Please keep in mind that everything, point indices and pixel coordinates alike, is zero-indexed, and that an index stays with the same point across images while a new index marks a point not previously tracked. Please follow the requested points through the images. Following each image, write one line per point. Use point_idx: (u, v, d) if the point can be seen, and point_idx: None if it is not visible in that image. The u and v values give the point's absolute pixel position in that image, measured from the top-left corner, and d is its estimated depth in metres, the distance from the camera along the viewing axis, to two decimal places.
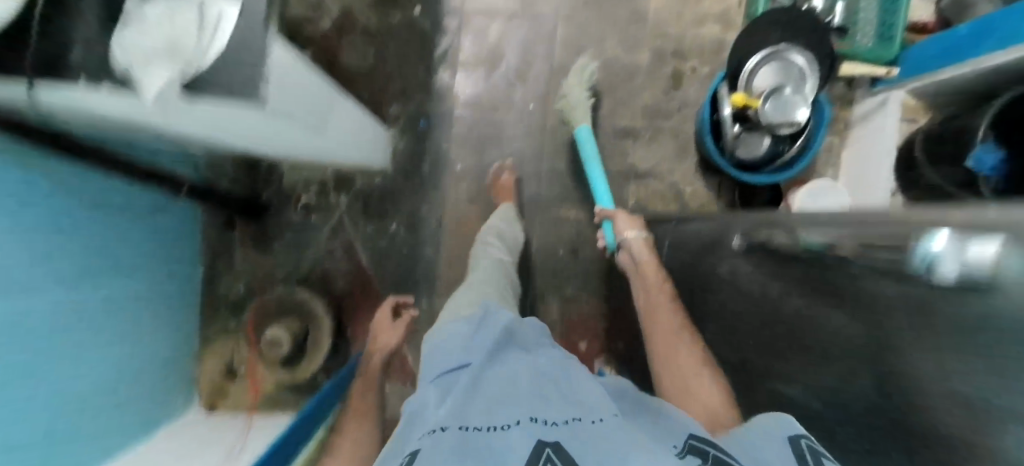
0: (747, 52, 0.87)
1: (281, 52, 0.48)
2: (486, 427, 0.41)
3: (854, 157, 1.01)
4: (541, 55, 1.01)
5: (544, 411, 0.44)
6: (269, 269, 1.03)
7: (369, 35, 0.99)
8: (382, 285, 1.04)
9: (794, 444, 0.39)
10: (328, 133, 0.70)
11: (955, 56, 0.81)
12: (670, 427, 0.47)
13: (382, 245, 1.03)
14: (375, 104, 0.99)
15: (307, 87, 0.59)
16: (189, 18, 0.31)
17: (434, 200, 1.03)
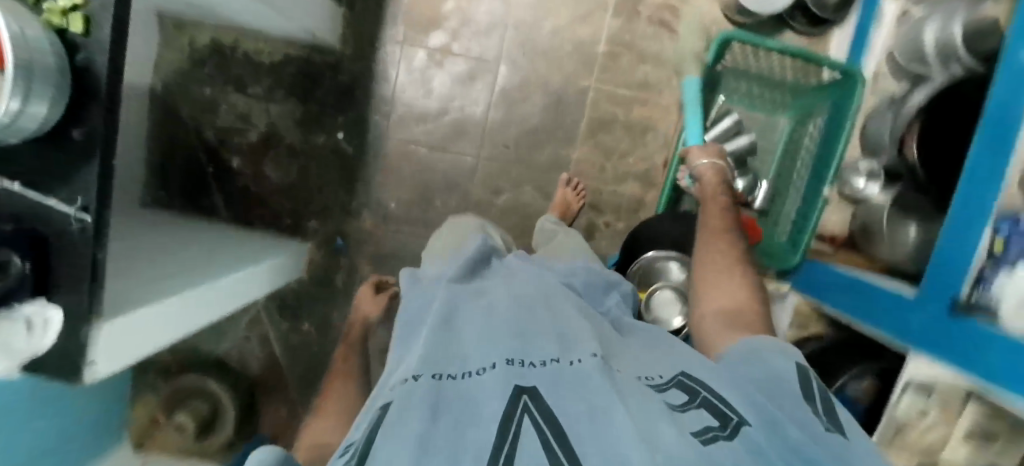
0: (640, 244, 0.88)
1: (125, 322, 0.56)
2: (460, 376, 0.37)
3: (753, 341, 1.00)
4: (459, 189, 1.03)
5: (525, 346, 0.39)
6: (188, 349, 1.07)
7: (292, 154, 1.02)
8: (290, 379, 1.08)
9: (799, 369, 0.42)
10: (230, 305, 0.79)
11: (842, 299, 0.79)
12: (664, 363, 0.45)
13: (293, 343, 1.07)
14: (295, 217, 1.04)
15: (196, 299, 0.69)
16: (16, 334, 0.46)
17: (345, 310, 1.05)
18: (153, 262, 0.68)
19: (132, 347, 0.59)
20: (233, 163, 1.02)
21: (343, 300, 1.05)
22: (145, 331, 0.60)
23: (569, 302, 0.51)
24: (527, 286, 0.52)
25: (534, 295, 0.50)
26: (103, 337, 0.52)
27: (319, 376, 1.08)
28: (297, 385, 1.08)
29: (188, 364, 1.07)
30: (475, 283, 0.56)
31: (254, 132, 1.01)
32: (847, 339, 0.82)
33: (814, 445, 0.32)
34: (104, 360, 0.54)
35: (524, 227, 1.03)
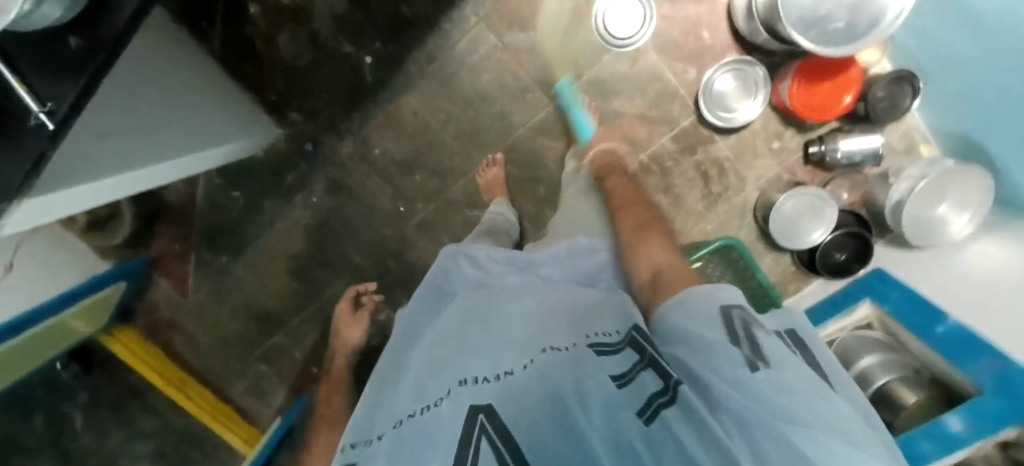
0: None
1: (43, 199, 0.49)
2: (418, 410, 0.37)
3: None
4: (443, 176, 1.01)
5: (476, 364, 0.39)
6: None
7: (314, 41, 0.94)
8: (198, 224, 1.09)
9: (727, 315, 0.37)
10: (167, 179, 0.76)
11: None
12: (608, 318, 0.44)
13: (218, 198, 1.07)
14: (282, 98, 0.98)
15: (138, 173, 0.65)
16: None
17: (281, 203, 1.06)
18: (119, 111, 0.64)
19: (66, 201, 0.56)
20: (251, 10, 0.93)
21: (284, 196, 1.05)
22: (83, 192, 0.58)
23: (521, 294, 0.50)
24: (479, 295, 0.53)
25: (485, 307, 0.49)
26: (34, 209, 0.50)
27: (225, 238, 1.10)
28: (202, 233, 1.10)
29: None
30: (442, 309, 0.56)
31: None
32: None
33: (764, 398, 0.28)
34: (27, 217, 0.52)
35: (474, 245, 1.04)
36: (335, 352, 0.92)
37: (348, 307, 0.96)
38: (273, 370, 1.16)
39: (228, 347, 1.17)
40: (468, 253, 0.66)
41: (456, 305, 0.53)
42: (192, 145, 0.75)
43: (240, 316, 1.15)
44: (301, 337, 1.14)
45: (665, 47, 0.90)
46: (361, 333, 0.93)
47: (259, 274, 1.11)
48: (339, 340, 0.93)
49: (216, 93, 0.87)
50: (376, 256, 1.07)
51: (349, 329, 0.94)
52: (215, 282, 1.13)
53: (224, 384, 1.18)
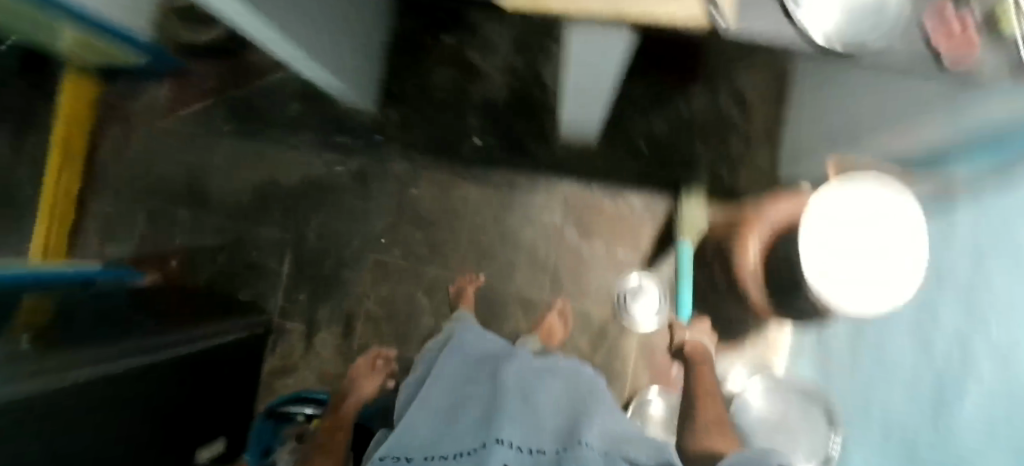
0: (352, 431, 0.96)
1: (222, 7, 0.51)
2: (449, 455, 0.53)
3: None
4: (430, 252, 1.08)
5: (517, 431, 0.53)
6: None
7: (462, 95, 1.06)
8: (247, 88, 1.10)
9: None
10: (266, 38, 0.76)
11: None
12: (635, 438, 0.55)
13: (280, 91, 1.09)
14: (401, 97, 1.08)
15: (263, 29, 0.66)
16: None
17: (315, 144, 1.10)
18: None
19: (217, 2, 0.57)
20: (447, 38, 1.05)
21: (321, 145, 1.10)
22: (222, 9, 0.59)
23: (550, 388, 0.63)
24: (516, 368, 0.65)
25: (517, 382, 0.61)
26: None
27: (250, 116, 1.11)
28: (240, 94, 1.11)
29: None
30: (469, 376, 0.68)
31: (481, 62, 1.04)
32: None
33: None
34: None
35: (394, 316, 1.07)
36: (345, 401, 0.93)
37: (367, 365, 1.01)
38: (155, 225, 1.12)
39: (150, 176, 1.13)
40: (465, 335, 0.79)
41: (476, 380, 0.67)
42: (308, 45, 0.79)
43: (187, 170, 1.12)
44: (204, 230, 1.11)
45: (644, 341, 1.04)
46: (376, 386, 0.97)
47: (240, 161, 1.12)
48: (358, 389, 0.95)
49: (353, 48, 0.93)
50: (328, 245, 1.09)
51: (360, 383, 0.97)
52: (205, 129, 1.13)
53: (107, 194, 1.12)
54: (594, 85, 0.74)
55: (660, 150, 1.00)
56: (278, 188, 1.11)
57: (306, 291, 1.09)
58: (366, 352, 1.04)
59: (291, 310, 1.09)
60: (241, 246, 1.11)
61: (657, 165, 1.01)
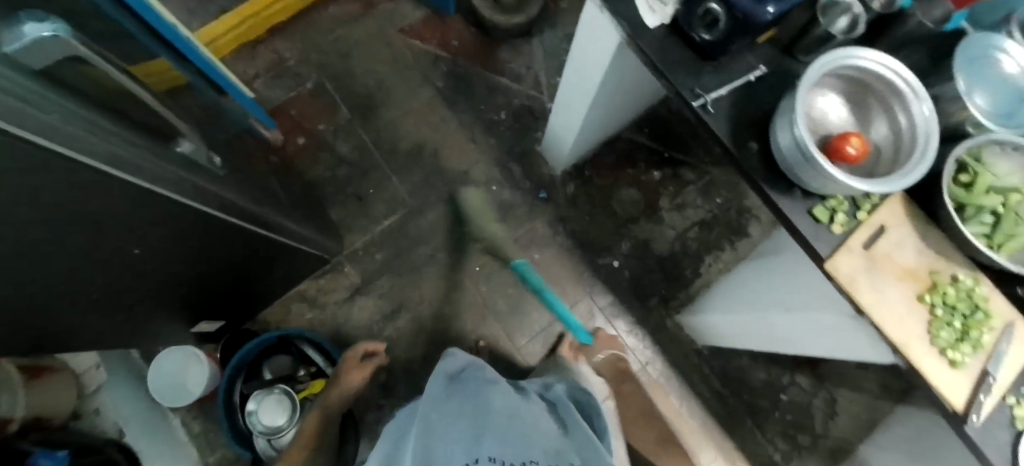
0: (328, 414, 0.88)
1: (628, 37, 0.61)
2: None
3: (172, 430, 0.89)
4: (509, 312, 1.06)
5: (504, 449, 0.45)
6: (559, 18, 1.17)
7: (632, 220, 1.10)
8: (480, 70, 1.14)
9: None
10: (571, 80, 0.81)
11: None
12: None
13: (503, 95, 1.13)
14: (587, 179, 1.11)
15: (600, 67, 0.72)
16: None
17: (494, 152, 1.11)
18: (626, 70, 0.75)
19: (610, 44, 0.66)
20: (654, 172, 1.12)
21: (496, 159, 1.11)
22: (599, 43, 0.68)
23: (539, 418, 0.55)
24: (500, 398, 0.56)
25: (503, 414, 0.52)
26: (629, 32, 0.60)
27: (464, 90, 1.13)
28: (472, 70, 1.14)
29: (558, 19, 1.17)
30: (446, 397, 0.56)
31: (666, 212, 1.11)
32: None
33: None
34: (625, 14, 0.60)
35: (438, 339, 1.03)
36: (328, 398, 0.77)
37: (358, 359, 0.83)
38: (315, 99, 1.10)
39: (346, 60, 1.12)
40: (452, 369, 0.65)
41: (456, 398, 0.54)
42: (588, 107, 0.84)
43: (379, 82, 1.12)
44: (350, 137, 1.09)
45: None
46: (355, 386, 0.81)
47: (425, 112, 1.11)
48: (337, 392, 0.78)
49: (597, 125, 0.98)
50: (434, 235, 1.07)
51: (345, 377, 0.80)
52: (419, 66, 1.13)
53: (303, 44, 1.11)
54: (787, 332, 0.77)
55: (745, 393, 1.04)
56: (434, 158, 1.10)
57: (383, 255, 1.05)
58: (354, 348, 0.86)
59: (360, 260, 1.05)
60: (365, 176, 1.08)
61: (735, 403, 1.03)
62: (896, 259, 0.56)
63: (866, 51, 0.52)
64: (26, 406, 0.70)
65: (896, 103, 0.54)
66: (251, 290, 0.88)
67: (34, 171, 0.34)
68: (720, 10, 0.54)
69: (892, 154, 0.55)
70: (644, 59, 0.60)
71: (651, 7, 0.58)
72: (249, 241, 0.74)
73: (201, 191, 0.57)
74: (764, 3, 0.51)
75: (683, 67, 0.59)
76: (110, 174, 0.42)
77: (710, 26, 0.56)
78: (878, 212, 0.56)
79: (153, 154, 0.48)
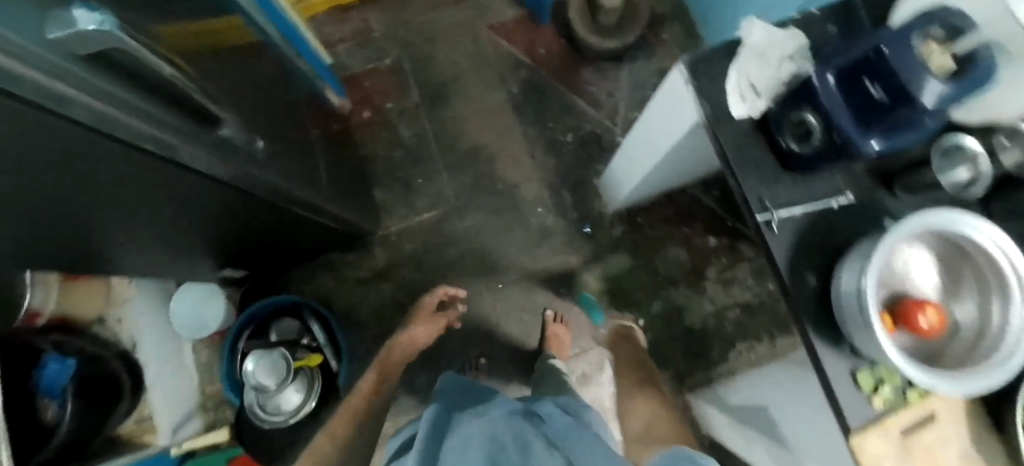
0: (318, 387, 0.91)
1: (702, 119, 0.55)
2: None
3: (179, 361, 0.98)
4: (517, 338, 1.04)
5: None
6: (657, 51, 1.09)
7: (669, 282, 1.03)
8: (559, 86, 1.09)
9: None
10: (641, 134, 0.75)
11: None
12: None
13: (575, 118, 1.08)
14: (635, 227, 1.05)
15: (672, 134, 0.65)
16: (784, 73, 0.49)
17: (548, 174, 1.07)
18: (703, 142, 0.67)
19: (688, 116, 0.58)
20: (709, 239, 1.04)
21: (550, 182, 1.07)
22: (677, 110, 0.60)
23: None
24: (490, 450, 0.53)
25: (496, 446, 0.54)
26: (710, 116, 0.52)
27: (537, 103, 1.09)
28: (550, 84, 1.09)
29: (655, 52, 1.09)
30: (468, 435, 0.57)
31: (710, 285, 1.03)
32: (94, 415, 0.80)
33: None
34: (710, 95, 0.53)
35: (441, 342, 1.04)
36: (397, 348, 0.90)
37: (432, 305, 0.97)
38: (391, 76, 1.10)
39: (430, 45, 1.10)
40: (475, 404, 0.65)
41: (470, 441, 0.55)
42: (651, 166, 0.78)
43: (455, 74, 1.10)
44: (414, 123, 1.09)
45: None
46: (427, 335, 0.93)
47: (492, 115, 1.09)
48: (406, 341, 0.90)
49: (659, 180, 0.91)
50: (466, 240, 1.06)
51: (414, 328, 0.92)
52: (500, 67, 1.10)
53: (394, 19, 1.11)
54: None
55: None
56: (487, 164, 1.08)
57: (412, 246, 1.06)
58: (437, 290, 0.98)
59: (390, 245, 1.06)
60: (417, 165, 1.08)
61: None
62: (938, 456, 0.48)
63: (981, 225, 0.43)
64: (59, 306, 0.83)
65: (994, 293, 0.45)
66: (279, 250, 0.91)
67: (40, 134, 0.34)
68: (818, 125, 0.46)
69: (967, 346, 0.46)
70: (717, 148, 0.53)
71: (742, 93, 0.50)
72: (282, 215, 0.75)
73: (241, 174, 0.58)
74: (870, 135, 0.42)
75: (760, 173, 0.51)
76: (144, 151, 0.43)
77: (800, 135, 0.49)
78: (935, 398, 0.48)
79: (204, 140, 0.49)
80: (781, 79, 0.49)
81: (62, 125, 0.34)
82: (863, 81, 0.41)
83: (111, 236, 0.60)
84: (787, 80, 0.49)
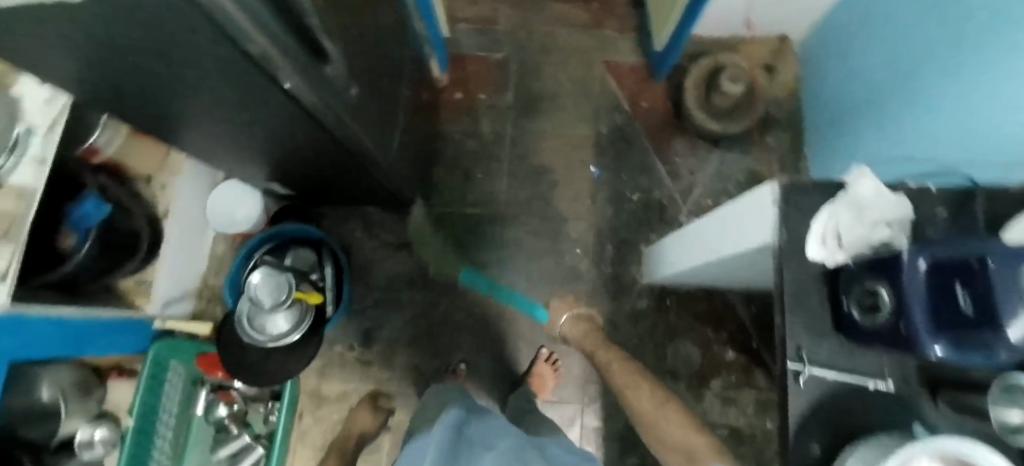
0: (308, 326, 0.91)
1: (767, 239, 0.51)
2: None
3: (188, 242, 1.03)
4: (503, 360, 1.02)
5: None
6: (756, 150, 1.05)
7: (670, 375, 1.00)
8: (647, 145, 1.07)
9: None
10: (711, 226, 0.72)
11: (102, 344, 0.86)
12: None
13: (649, 180, 1.06)
14: (660, 308, 1.02)
15: (738, 241, 0.61)
16: (879, 236, 0.43)
17: (600, 222, 1.06)
18: (768, 263, 0.64)
19: (761, 237, 0.53)
20: (727, 351, 1.00)
21: (598, 229, 1.05)
22: (754, 224, 0.56)
23: None
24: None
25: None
26: (785, 245, 0.48)
27: (619, 151, 1.07)
28: (639, 139, 1.07)
29: (753, 151, 1.05)
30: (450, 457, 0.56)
31: (710, 396, 0.98)
32: (107, 263, 0.84)
33: None
34: None
35: (432, 332, 1.03)
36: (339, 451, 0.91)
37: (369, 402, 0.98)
38: (496, 70, 1.11)
39: (544, 56, 1.11)
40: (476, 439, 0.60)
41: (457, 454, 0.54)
42: (705, 260, 0.74)
43: (555, 93, 1.10)
44: (496, 121, 1.09)
45: None
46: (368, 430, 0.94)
47: (572, 145, 1.08)
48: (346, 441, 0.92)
49: (703, 276, 0.88)
50: (496, 250, 1.06)
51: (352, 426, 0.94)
52: (600, 104, 1.09)
53: (521, 19, 1.12)
54: None
55: None
56: (547, 187, 1.07)
57: (446, 233, 1.06)
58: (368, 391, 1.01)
59: (426, 223, 1.07)
60: (483, 160, 1.08)
61: None
62: None
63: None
64: (118, 151, 0.86)
65: None
66: (326, 185, 0.94)
67: (170, 9, 0.35)
68: (888, 300, 0.40)
69: None
70: (777, 281, 0.48)
71: (823, 237, 0.46)
72: (343, 156, 0.77)
73: (329, 114, 0.60)
74: (939, 338, 0.35)
75: (811, 322, 0.47)
76: (258, 66, 0.45)
77: (866, 307, 0.42)
78: None
79: (305, 70, 0.51)
80: (871, 241, 0.43)
81: (201, 19, 0.36)
82: (954, 286, 0.34)
83: (196, 115, 0.64)
84: (877, 245, 0.43)
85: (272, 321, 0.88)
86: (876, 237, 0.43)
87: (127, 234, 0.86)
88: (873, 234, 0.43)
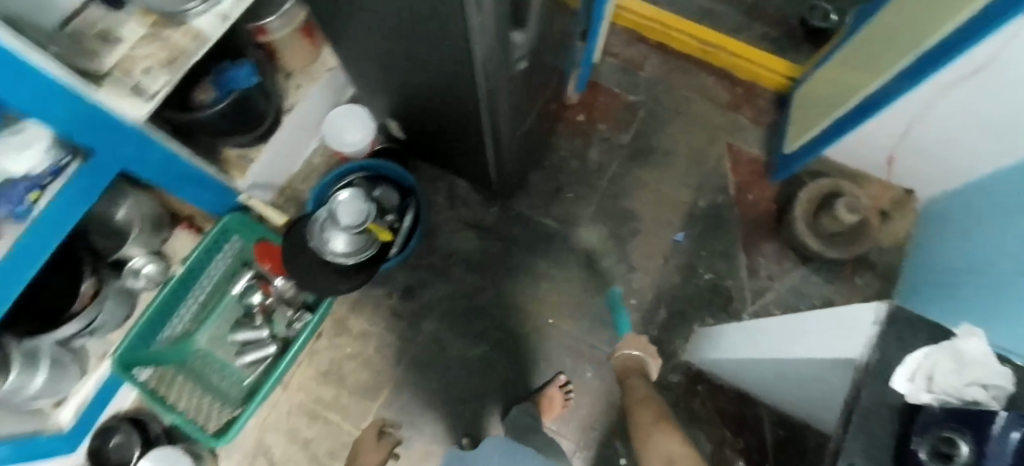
0: (366, 257, 0.94)
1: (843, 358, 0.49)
2: None
3: (297, 142, 1.09)
4: (520, 369, 1.02)
5: None
6: (842, 283, 1.03)
7: None
8: (738, 233, 1.07)
9: None
10: (780, 332, 0.69)
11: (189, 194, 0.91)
12: None
13: (727, 266, 1.06)
14: (689, 389, 1.00)
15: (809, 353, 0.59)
16: (973, 391, 0.34)
17: (665, 284, 1.05)
18: (833, 388, 0.60)
19: (840, 352, 0.51)
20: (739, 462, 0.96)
21: (659, 290, 1.05)
22: (833, 338, 0.53)
23: None
24: None
25: None
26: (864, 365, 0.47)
27: (709, 228, 1.08)
28: (732, 225, 1.08)
29: (839, 282, 1.04)
30: None
31: None
32: (232, 127, 0.90)
33: None
34: None
35: (467, 314, 1.05)
36: None
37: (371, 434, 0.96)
38: (626, 109, 1.15)
39: (674, 114, 1.14)
40: None
41: None
42: (763, 359, 0.72)
43: (671, 151, 1.13)
44: (607, 153, 1.13)
45: None
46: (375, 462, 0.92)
47: (667, 203, 1.10)
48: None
49: (748, 376, 0.85)
50: (557, 266, 1.07)
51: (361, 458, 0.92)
52: (709, 178, 1.11)
53: (666, 75, 1.17)
54: None
55: None
56: (628, 231, 1.08)
57: (519, 230, 1.09)
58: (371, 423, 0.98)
59: (504, 214, 1.10)
60: (580, 181, 1.11)
61: None
62: None
63: None
64: (283, 38, 0.94)
65: None
66: (437, 141, 0.98)
67: None
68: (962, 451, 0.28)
69: None
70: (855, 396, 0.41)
71: (912, 368, 0.36)
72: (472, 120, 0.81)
73: (492, 77, 0.65)
74: None
75: None
76: (467, 5, 0.51)
77: (941, 459, 0.30)
78: None
79: (494, 28, 0.57)
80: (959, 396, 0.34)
81: None
82: None
83: (377, 30, 0.71)
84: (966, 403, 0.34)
85: (336, 239, 0.90)
86: (968, 391, 0.34)
87: (257, 112, 0.92)
88: (969, 388, 0.34)
